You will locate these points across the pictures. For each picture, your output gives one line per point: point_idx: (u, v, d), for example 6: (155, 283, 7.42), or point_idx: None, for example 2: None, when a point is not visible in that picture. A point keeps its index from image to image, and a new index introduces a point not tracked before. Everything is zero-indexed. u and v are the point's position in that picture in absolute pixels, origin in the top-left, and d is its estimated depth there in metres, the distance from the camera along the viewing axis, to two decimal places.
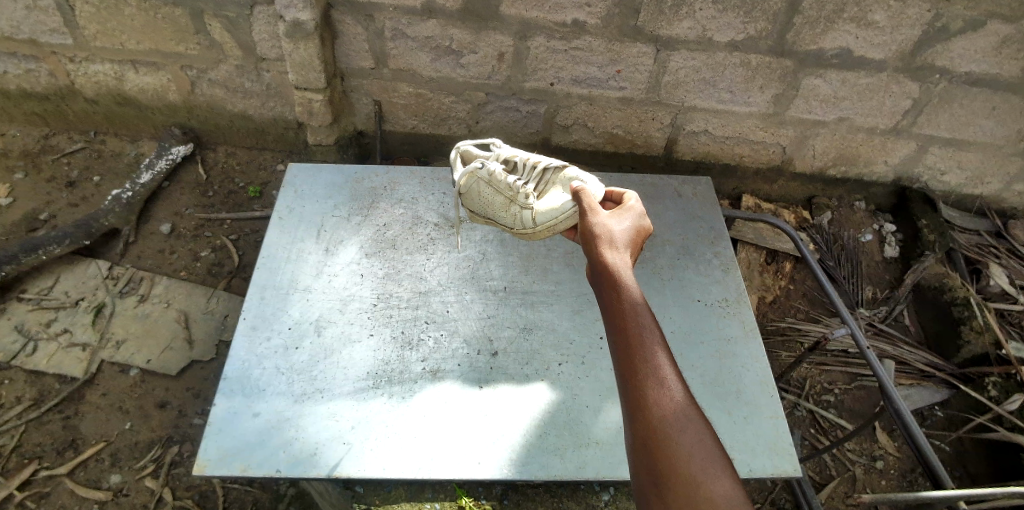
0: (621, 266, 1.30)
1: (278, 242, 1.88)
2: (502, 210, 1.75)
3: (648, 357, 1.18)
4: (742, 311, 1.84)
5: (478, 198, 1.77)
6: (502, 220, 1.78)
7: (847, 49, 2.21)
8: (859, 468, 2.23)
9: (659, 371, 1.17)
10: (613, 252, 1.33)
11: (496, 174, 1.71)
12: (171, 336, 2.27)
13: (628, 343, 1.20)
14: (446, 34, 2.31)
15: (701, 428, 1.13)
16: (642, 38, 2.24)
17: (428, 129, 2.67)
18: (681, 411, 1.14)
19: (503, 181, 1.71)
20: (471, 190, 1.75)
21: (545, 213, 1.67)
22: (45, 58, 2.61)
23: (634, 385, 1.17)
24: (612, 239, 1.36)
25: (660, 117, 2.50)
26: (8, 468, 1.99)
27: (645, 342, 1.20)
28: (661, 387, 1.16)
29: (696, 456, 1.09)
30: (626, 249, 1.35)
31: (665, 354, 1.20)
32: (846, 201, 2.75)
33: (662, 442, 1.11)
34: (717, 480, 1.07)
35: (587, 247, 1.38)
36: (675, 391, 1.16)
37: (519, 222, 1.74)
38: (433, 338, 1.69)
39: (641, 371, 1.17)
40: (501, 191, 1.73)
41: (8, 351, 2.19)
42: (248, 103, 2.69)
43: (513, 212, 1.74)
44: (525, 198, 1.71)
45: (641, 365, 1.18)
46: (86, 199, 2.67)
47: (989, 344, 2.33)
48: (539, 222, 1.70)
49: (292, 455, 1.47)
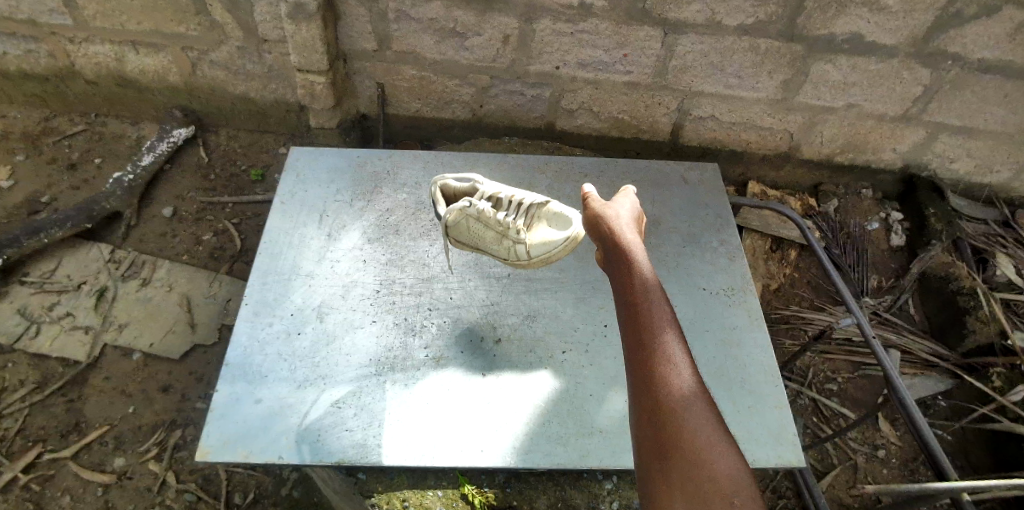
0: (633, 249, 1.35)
1: (280, 227, 1.86)
2: (493, 244, 1.70)
3: (656, 337, 1.20)
4: (747, 299, 1.82)
5: (467, 233, 1.71)
6: (492, 253, 1.73)
7: (858, 34, 2.17)
8: (860, 457, 2.23)
9: (666, 348, 1.19)
10: (623, 235, 1.38)
11: (485, 211, 1.66)
12: (173, 320, 2.27)
13: (637, 322, 1.23)
14: (450, 16, 2.27)
15: (707, 409, 1.12)
16: (650, 21, 2.21)
17: (432, 112, 2.64)
18: (687, 392, 1.13)
19: (494, 217, 1.67)
20: (459, 225, 1.69)
21: (539, 246, 1.67)
22: (44, 38, 2.58)
23: (642, 363, 1.18)
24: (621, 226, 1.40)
25: (667, 102, 2.47)
26: (13, 451, 2.00)
27: (654, 324, 1.22)
28: (669, 366, 1.17)
29: (701, 436, 1.08)
30: (637, 235, 1.40)
31: (674, 336, 1.21)
32: (852, 188, 2.73)
33: (669, 417, 1.11)
34: (722, 458, 1.06)
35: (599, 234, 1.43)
36: (684, 372, 1.16)
37: (511, 255, 1.71)
38: (436, 325, 1.68)
39: (650, 349, 1.19)
40: (492, 226, 1.68)
41: (11, 334, 2.20)
42: (249, 85, 2.66)
43: (505, 246, 1.70)
44: (517, 232, 1.68)
45: (649, 344, 1.20)
46: (87, 181, 2.65)
47: (995, 334, 2.31)
48: (533, 256, 1.68)
49: (294, 441, 1.47)
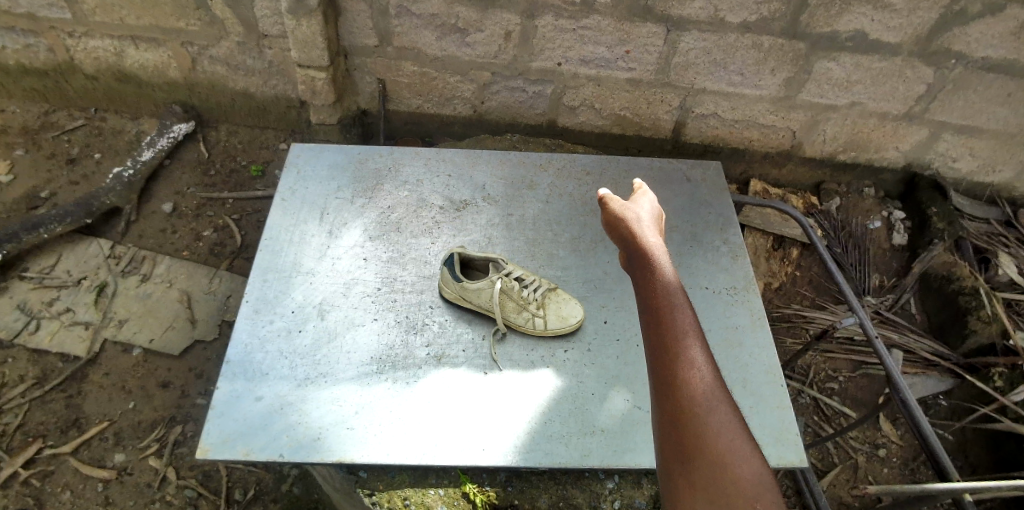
0: (656, 252, 1.35)
1: (280, 224, 1.86)
2: (511, 314, 1.66)
3: (679, 338, 1.20)
4: (750, 299, 1.82)
5: (487, 301, 1.65)
6: (506, 322, 1.67)
7: (862, 32, 2.16)
8: (860, 456, 2.23)
9: (689, 349, 1.19)
10: (645, 236, 1.39)
11: (508, 284, 1.66)
12: (173, 316, 2.26)
13: (660, 323, 1.23)
14: (452, 12, 2.26)
15: (730, 411, 1.11)
16: (652, 18, 2.20)
17: (433, 109, 2.63)
18: (710, 393, 1.13)
19: (515, 288, 1.66)
20: (484, 292, 1.65)
21: (554, 319, 1.66)
22: (43, 32, 2.57)
23: (665, 363, 1.18)
24: (643, 227, 1.41)
25: (668, 99, 2.46)
26: (13, 446, 1.99)
27: (677, 325, 1.22)
28: (691, 367, 1.16)
29: (724, 438, 1.08)
30: (660, 239, 1.39)
31: (697, 337, 1.21)
32: (855, 187, 2.72)
33: (692, 420, 1.10)
34: (745, 463, 1.05)
35: (621, 237, 1.43)
36: (706, 374, 1.16)
37: (526, 328, 1.66)
38: (438, 322, 1.68)
39: (672, 350, 1.19)
40: (513, 297, 1.66)
41: (11, 329, 2.19)
42: (250, 80, 2.65)
43: (522, 318, 1.66)
44: (535, 305, 1.67)
45: (672, 345, 1.19)
46: (87, 177, 2.63)
47: (996, 334, 2.30)
48: (551, 329, 1.65)
49: (295, 439, 1.46)
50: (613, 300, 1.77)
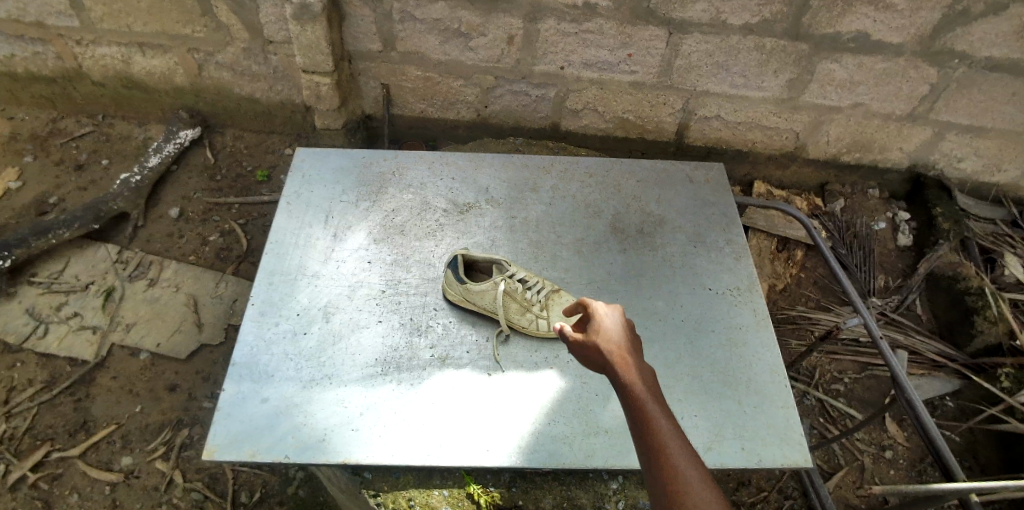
0: (631, 373, 1.33)
1: (285, 228, 1.87)
2: (514, 315, 1.67)
3: (672, 463, 1.18)
4: (754, 299, 1.81)
5: (491, 302, 1.66)
6: (511, 323, 1.68)
7: (864, 33, 2.16)
8: (867, 458, 2.22)
9: (683, 473, 1.17)
10: (617, 357, 1.36)
11: (511, 287, 1.67)
12: (180, 320, 2.28)
13: (651, 450, 1.21)
14: (456, 16, 2.28)
15: None
16: (655, 20, 2.21)
17: (437, 113, 2.64)
18: None
19: (518, 289, 1.67)
20: (487, 294, 1.66)
21: (558, 321, 1.67)
22: (53, 40, 2.60)
23: (662, 495, 1.16)
24: (611, 345, 1.38)
25: (671, 101, 2.46)
26: (21, 450, 2.01)
27: (667, 448, 1.20)
28: (690, 494, 1.15)
29: None
30: (631, 356, 1.37)
31: (689, 458, 1.19)
32: (859, 188, 2.72)
33: None
34: None
35: (589, 358, 1.39)
36: (704, 496, 1.14)
37: (529, 330, 1.67)
38: (442, 324, 1.69)
39: (667, 478, 1.17)
40: (516, 299, 1.67)
41: (20, 334, 2.21)
42: (255, 86, 2.67)
43: (526, 319, 1.67)
44: (540, 307, 1.68)
45: (666, 472, 1.18)
46: (95, 182, 2.66)
47: (1003, 334, 2.28)
48: (556, 330, 1.66)
49: (301, 441, 1.47)
50: (617, 301, 1.77)
